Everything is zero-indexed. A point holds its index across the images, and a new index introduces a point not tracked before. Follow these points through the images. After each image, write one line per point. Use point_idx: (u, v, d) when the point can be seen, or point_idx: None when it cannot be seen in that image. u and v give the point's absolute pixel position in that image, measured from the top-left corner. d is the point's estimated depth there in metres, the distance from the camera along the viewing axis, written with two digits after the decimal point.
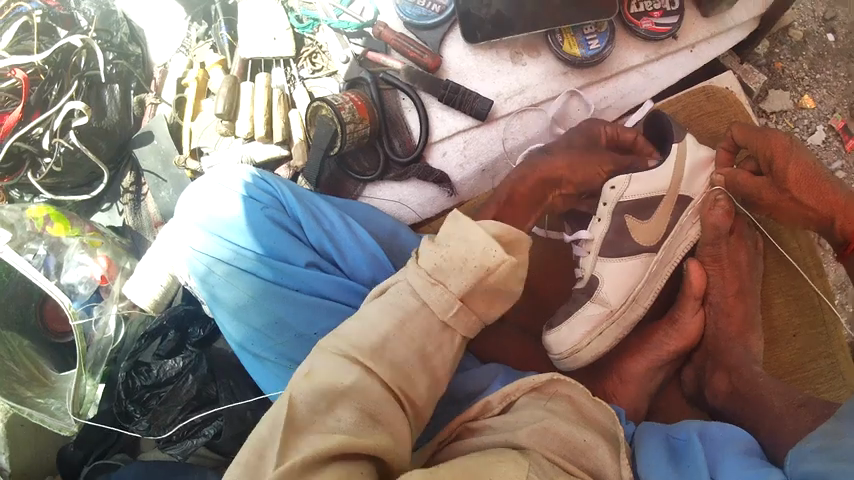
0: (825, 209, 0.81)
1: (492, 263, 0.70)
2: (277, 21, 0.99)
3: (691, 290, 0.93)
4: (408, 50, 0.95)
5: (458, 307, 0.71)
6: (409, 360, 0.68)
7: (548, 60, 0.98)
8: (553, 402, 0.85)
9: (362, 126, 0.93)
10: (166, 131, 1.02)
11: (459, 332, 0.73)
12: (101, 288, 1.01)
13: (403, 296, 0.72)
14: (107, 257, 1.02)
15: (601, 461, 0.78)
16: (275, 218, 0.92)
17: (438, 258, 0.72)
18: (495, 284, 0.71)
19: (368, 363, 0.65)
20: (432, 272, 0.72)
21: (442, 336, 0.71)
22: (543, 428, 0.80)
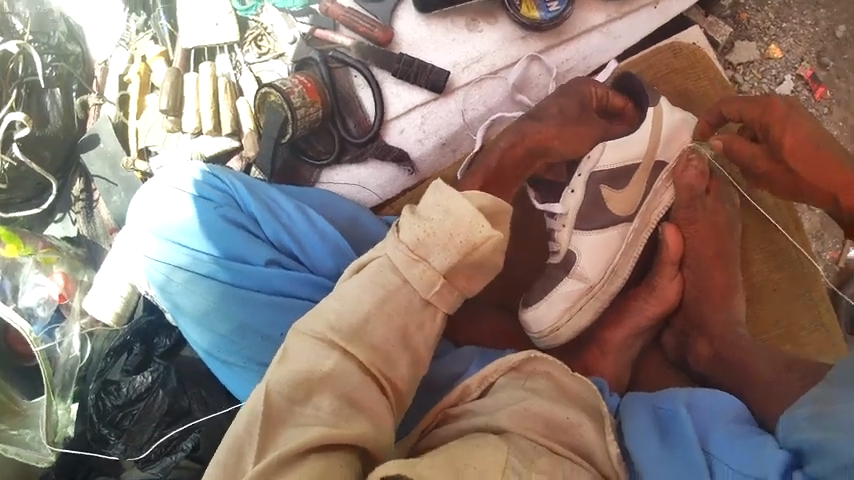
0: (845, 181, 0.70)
1: (479, 238, 0.69)
2: (218, 6, 0.93)
3: (668, 255, 0.90)
4: (357, 25, 0.91)
5: (441, 284, 0.71)
6: (388, 341, 0.69)
7: (505, 26, 0.93)
8: (533, 382, 0.82)
9: (313, 109, 0.89)
10: (112, 133, 0.97)
11: (441, 308, 0.73)
12: (62, 306, 0.96)
13: (385, 274, 0.72)
14: (63, 273, 0.96)
15: (587, 439, 0.76)
16: (229, 216, 0.88)
17: (422, 229, 0.70)
18: (471, 265, 0.72)
19: (349, 345, 0.67)
20: (416, 247, 0.71)
21: (424, 314, 0.72)
22: (525, 410, 0.77)
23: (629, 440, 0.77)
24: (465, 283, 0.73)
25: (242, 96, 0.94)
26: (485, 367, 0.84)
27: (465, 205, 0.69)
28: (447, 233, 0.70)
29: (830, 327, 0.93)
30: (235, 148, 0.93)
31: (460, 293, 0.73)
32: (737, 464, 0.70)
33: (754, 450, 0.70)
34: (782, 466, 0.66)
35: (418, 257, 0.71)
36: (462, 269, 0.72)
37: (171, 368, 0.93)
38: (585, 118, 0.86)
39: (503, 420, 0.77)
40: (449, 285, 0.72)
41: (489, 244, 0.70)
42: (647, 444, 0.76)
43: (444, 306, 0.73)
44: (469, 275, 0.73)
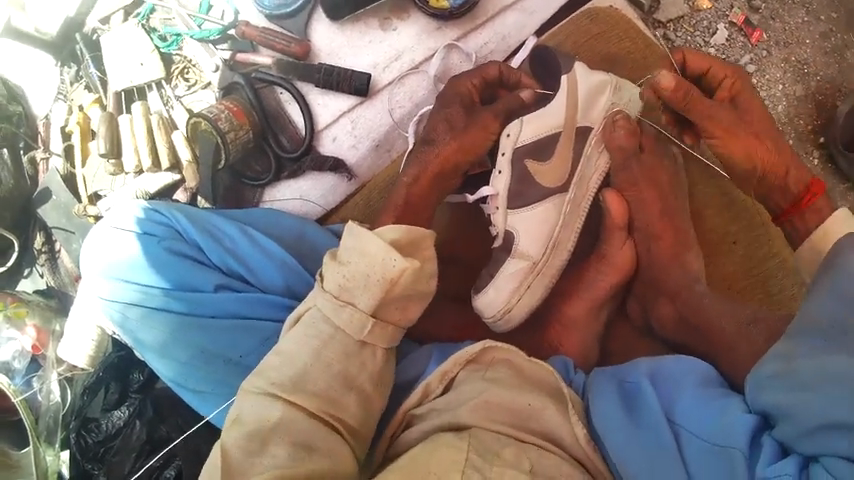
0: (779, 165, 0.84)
1: (394, 273, 0.67)
2: (140, 45, 0.95)
3: (613, 222, 0.88)
4: (274, 43, 0.93)
5: (372, 323, 0.70)
6: (331, 385, 0.67)
7: (419, 19, 0.95)
8: (493, 371, 0.80)
9: (243, 131, 0.91)
10: (63, 183, 0.97)
11: (380, 345, 0.71)
12: (37, 357, 0.93)
13: (317, 323, 0.70)
14: (35, 326, 0.93)
15: (552, 423, 0.74)
16: (174, 247, 0.87)
17: (343, 275, 0.70)
18: (402, 300, 0.71)
19: (292, 395, 0.66)
20: (339, 293, 0.70)
21: (363, 354, 0.70)
22: (486, 402, 0.75)
23: (595, 420, 0.75)
24: (398, 313, 0.71)
25: (176, 129, 0.95)
26: (442, 364, 0.82)
27: (377, 242, 0.68)
28: (363, 275, 0.68)
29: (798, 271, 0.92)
30: (178, 181, 0.95)
31: (400, 323, 0.73)
32: (707, 434, 0.70)
33: (718, 417, 0.70)
34: (750, 431, 0.67)
35: (343, 302, 0.70)
36: (389, 303, 0.70)
37: (148, 400, 0.90)
38: (474, 115, 0.88)
39: (465, 416, 0.75)
40: (383, 318, 0.71)
41: (408, 276, 0.68)
42: (614, 423, 0.74)
43: (382, 341, 0.71)
44: (402, 307, 0.71)
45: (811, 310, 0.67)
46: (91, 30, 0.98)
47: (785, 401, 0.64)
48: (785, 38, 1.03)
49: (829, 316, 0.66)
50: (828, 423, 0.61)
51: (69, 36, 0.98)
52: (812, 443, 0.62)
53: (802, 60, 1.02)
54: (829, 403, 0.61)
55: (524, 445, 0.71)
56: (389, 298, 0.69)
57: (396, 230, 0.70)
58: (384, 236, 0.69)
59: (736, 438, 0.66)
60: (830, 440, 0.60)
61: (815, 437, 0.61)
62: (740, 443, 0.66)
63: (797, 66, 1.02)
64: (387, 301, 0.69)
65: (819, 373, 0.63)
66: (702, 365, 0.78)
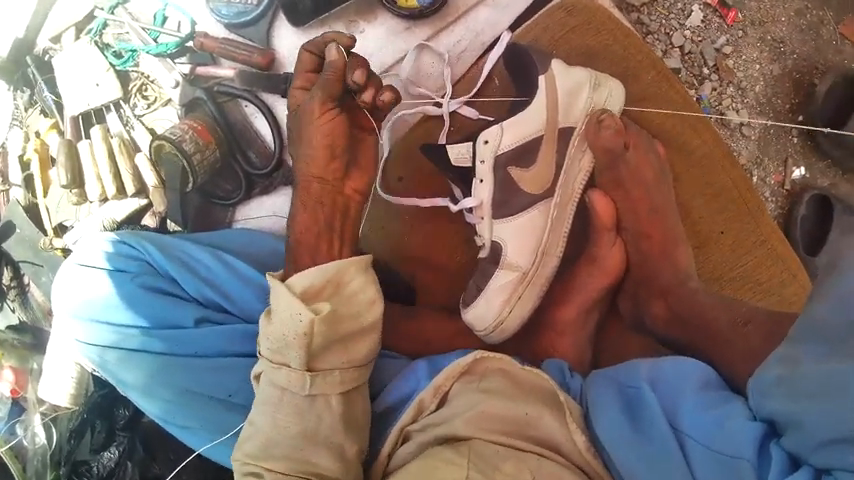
0: None
1: (304, 328, 0.66)
2: (95, 64, 0.89)
3: (602, 222, 0.87)
4: (234, 54, 0.88)
5: (311, 376, 0.68)
6: (295, 444, 0.67)
7: (387, 20, 0.90)
8: (489, 380, 0.80)
9: (210, 151, 0.87)
10: (25, 217, 0.91)
11: (332, 391, 0.69)
12: (18, 400, 0.89)
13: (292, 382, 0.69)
14: (11, 367, 0.90)
15: (549, 429, 0.74)
16: (148, 284, 0.85)
17: (269, 338, 0.69)
18: (342, 341, 0.69)
19: (267, 462, 0.66)
20: (274, 356, 0.69)
21: (317, 406, 0.68)
22: (482, 414, 0.75)
23: (597, 428, 0.75)
24: (343, 355, 0.70)
25: (139, 151, 0.90)
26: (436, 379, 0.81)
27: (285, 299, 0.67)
28: (281, 335, 0.68)
29: (787, 260, 0.91)
30: (145, 205, 0.90)
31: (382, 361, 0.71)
32: (709, 441, 0.70)
33: (721, 420, 0.70)
34: (757, 440, 0.67)
35: (279, 364, 0.69)
36: (321, 353, 0.68)
37: (137, 436, 0.85)
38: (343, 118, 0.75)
39: (460, 427, 0.75)
40: (324, 367, 0.69)
41: (321, 325, 0.67)
42: (616, 427, 0.74)
43: (333, 388, 0.69)
44: (344, 347, 0.70)
45: (810, 311, 0.66)
46: (43, 50, 0.91)
47: (794, 410, 0.64)
48: (760, 17, 1.00)
49: (825, 320, 0.64)
50: (834, 438, 0.60)
51: (20, 59, 0.92)
52: (823, 456, 0.61)
53: (777, 39, 1.00)
54: (828, 418, 0.60)
55: (524, 456, 0.71)
56: (318, 348, 0.68)
57: (306, 278, 0.69)
58: (294, 289, 0.69)
59: (742, 449, 0.67)
60: (839, 454, 0.60)
61: (825, 451, 0.61)
62: (748, 453, 0.66)
63: (773, 45, 1.01)
64: (321, 350, 0.68)
65: (820, 379, 0.62)
66: (700, 366, 0.78)
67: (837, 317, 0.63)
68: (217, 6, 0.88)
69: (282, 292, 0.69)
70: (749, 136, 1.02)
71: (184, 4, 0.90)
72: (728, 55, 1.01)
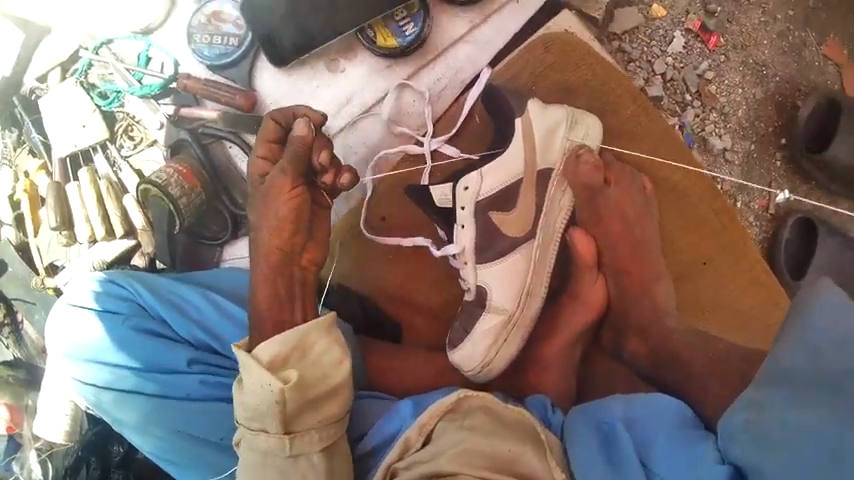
0: None
1: (275, 396, 0.69)
2: (81, 105, 0.91)
3: (584, 261, 0.88)
4: (217, 96, 0.89)
5: (289, 439, 0.70)
6: None
7: (367, 58, 0.91)
8: (471, 417, 0.82)
9: (195, 194, 0.88)
10: (16, 256, 0.92)
11: (313, 450, 0.71)
12: (14, 436, 0.92)
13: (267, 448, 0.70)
14: (7, 405, 0.92)
15: (532, 467, 0.76)
16: (139, 325, 0.86)
17: (244, 409, 0.71)
18: (316, 400, 0.71)
19: None
20: (250, 423, 0.71)
21: (299, 466, 0.70)
22: (467, 450, 0.76)
23: (573, 459, 0.77)
24: (319, 414, 0.71)
25: (126, 193, 0.91)
26: (420, 417, 0.83)
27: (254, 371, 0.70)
28: (255, 405, 0.70)
29: (770, 288, 0.93)
30: (134, 246, 0.91)
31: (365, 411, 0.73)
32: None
33: (696, 459, 0.72)
34: None
35: (257, 430, 0.71)
36: (298, 415, 0.70)
37: None
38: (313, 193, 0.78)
39: (445, 466, 0.76)
40: (300, 428, 0.71)
41: (292, 390, 0.69)
42: (590, 460, 0.76)
43: (315, 447, 0.71)
44: (317, 407, 0.71)
45: (781, 353, 0.65)
46: (30, 90, 0.92)
47: (755, 457, 0.64)
48: (743, 41, 1.00)
49: (797, 366, 0.63)
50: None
51: (8, 99, 0.92)
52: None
53: (760, 62, 1.00)
54: (789, 468, 0.61)
55: None
56: (292, 412, 0.70)
57: (273, 345, 0.72)
58: (261, 358, 0.71)
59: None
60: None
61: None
62: None
63: (755, 69, 1.00)
64: (295, 413, 0.70)
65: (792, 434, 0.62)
66: (675, 403, 0.80)
67: (812, 366, 0.62)
68: (199, 48, 0.89)
69: (251, 363, 0.71)
70: (733, 161, 1.00)
71: (167, 45, 0.91)
72: (710, 80, 1.00)
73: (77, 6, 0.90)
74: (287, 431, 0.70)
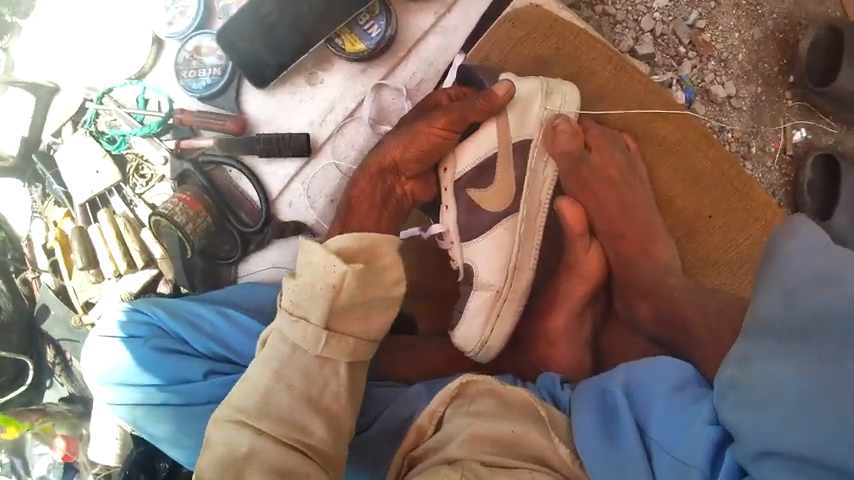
0: None
1: (336, 278, 0.74)
2: (92, 152, 0.98)
3: (572, 230, 0.86)
4: (210, 124, 0.95)
5: (326, 335, 0.75)
6: (296, 409, 0.73)
7: (343, 66, 0.94)
8: (479, 401, 0.83)
9: (201, 218, 0.93)
10: (56, 298, 1.02)
11: (341, 360, 0.76)
12: (71, 463, 1.02)
13: (276, 345, 0.76)
14: (64, 436, 1.01)
15: (538, 446, 0.76)
16: (159, 345, 0.92)
17: (294, 296, 0.76)
18: (360, 308, 0.76)
19: (258, 422, 0.71)
20: (294, 310, 0.77)
21: (324, 373, 0.75)
22: (472, 436, 0.77)
23: (579, 441, 0.74)
24: (362, 325, 0.77)
25: (144, 226, 0.98)
26: (429, 403, 0.83)
27: (318, 254, 0.76)
28: (308, 288, 0.75)
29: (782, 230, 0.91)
30: (156, 274, 0.99)
31: (367, 338, 0.78)
32: (673, 446, 0.68)
33: (688, 423, 0.68)
34: (712, 447, 0.65)
35: (297, 318, 0.76)
36: (341, 314, 0.76)
37: None
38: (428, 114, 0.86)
39: (455, 450, 0.77)
40: (340, 333, 0.76)
41: (351, 280, 0.74)
42: (588, 434, 0.74)
43: (343, 355, 0.76)
44: (360, 318, 0.77)
45: (760, 304, 0.59)
46: (48, 145, 1.01)
47: (742, 419, 0.57)
48: None
49: (776, 314, 0.57)
50: (773, 451, 0.54)
51: (28, 156, 1.01)
52: (760, 470, 0.56)
53: (753, 3, 1.05)
54: (770, 431, 0.55)
55: (515, 471, 0.73)
56: (337, 308, 0.75)
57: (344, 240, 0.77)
58: (330, 248, 0.77)
59: (696, 457, 0.66)
60: (774, 469, 0.55)
61: (762, 463, 0.56)
62: (698, 461, 0.65)
63: (749, 9, 1.06)
64: (338, 313, 0.75)
65: (768, 388, 0.56)
66: (686, 365, 0.74)
67: (791, 310, 0.56)
68: (187, 83, 0.95)
69: (314, 253, 0.77)
70: (738, 106, 1.06)
71: (161, 85, 0.98)
72: (702, 28, 1.05)
73: (79, 61, 0.99)
74: (326, 327, 0.75)
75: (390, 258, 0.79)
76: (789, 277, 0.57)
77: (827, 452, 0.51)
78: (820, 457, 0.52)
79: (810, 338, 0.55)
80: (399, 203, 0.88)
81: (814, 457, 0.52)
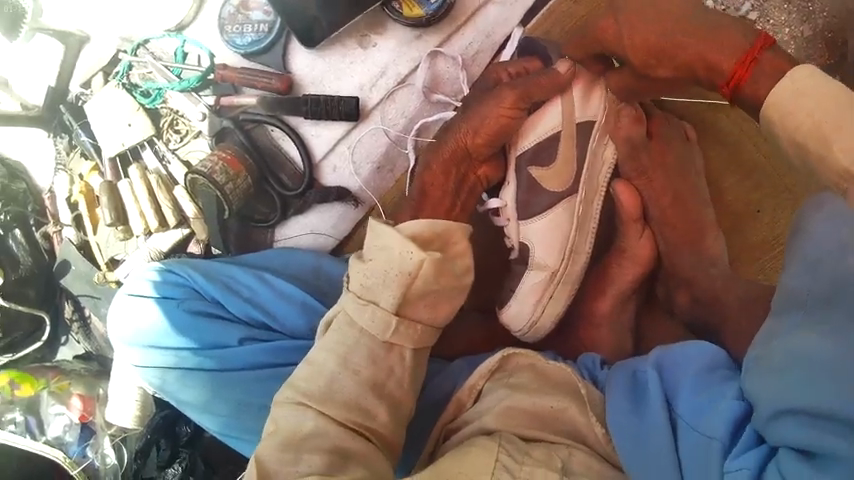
0: (692, 64, 0.73)
1: (413, 265, 0.72)
2: (123, 106, 0.93)
3: (628, 214, 0.85)
4: (255, 82, 0.92)
5: (396, 322, 0.73)
6: (359, 392, 0.71)
7: (397, 32, 0.93)
8: (517, 375, 0.77)
9: (241, 179, 0.89)
10: (79, 255, 0.98)
11: (406, 346, 0.75)
12: (87, 424, 0.95)
13: (342, 328, 0.74)
14: (80, 395, 0.95)
15: (577, 423, 0.70)
16: (195, 308, 0.88)
17: (363, 276, 0.74)
18: (433, 298, 0.75)
19: (323, 405, 0.70)
20: (362, 292, 0.74)
21: (390, 358, 0.74)
22: (508, 409, 0.72)
23: (608, 415, 0.68)
24: (430, 312, 0.75)
25: (176, 185, 0.95)
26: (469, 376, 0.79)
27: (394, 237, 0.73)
28: (383, 270, 0.73)
29: None
30: (188, 234, 0.96)
31: (433, 325, 0.77)
32: (699, 424, 0.62)
33: (714, 401, 0.63)
34: (731, 425, 0.60)
35: (367, 301, 0.74)
36: (414, 301, 0.74)
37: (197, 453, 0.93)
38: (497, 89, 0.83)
39: (489, 421, 0.72)
40: (409, 318, 0.74)
41: (428, 267, 0.72)
42: (618, 412, 0.68)
43: (409, 342, 0.75)
44: (432, 305, 0.75)
45: (788, 282, 0.59)
46: (76, 96, 0.96)
47: (765, 389, 0.55)
48: None
49: (803, 288, 0.57)
50: (792, 409, 0.53)
51: (54, 106, 0.97)
52: (776, 432, 0.54)
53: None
54: (794, 389, 0.53)
55: (553, 446, 0.68)
56: (412, 293, 0.73)
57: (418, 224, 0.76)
58: (405, 231, 0.75)
59: (717, 430, 0.60)
60: (793, 430, 0.53)
61: (775, 425, 0.54)
62: (720, 435, 0.60)
63: (800, 5, 0.90)
64: (414, 297, 0.74)
65: (789, 359, 0.54)
66: (710, 347, 0.68)
67: (816, 280, 0.56)
68: (232, 38, 0.94)
69: (390, 234, 0.74)
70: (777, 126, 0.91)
71: (201, 38, 0.95)
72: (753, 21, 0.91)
73: (113, 9, 0.96)
74: (396, 313, 0.73)
75: (462, 246, 0.78)
76: (810, 247, 0.59)
77: (848, 405, 0.49)
78: (836, 410, 0.50)
79: (840, 301, 0.54)
80: (471, 190, 0.88)
81: (832, 412, 0.50)
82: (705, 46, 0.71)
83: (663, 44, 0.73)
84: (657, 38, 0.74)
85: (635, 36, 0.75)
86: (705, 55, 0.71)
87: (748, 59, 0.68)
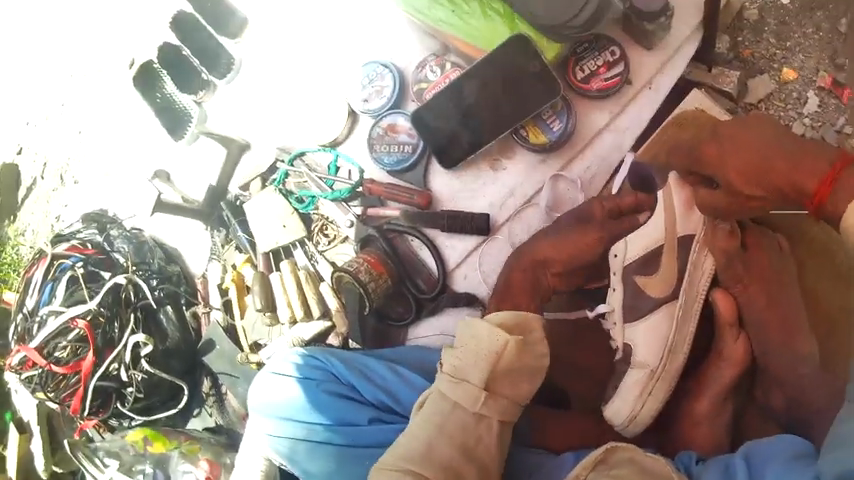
0: (780, 185, 0.77)
1: (499, 346, 0.82)
2: (279, 208, 1.10)
3: (723, 319, 0.90)
4: (397, 195, 1.07)
5: (485, 396, 0.82)
6: (453, 455, 0.78)
7: (525, 157, 1.08)
8: (618, 467, 0.78)
9: (383, 280, 1.03)
10: (223, 335, 1.11)
11: (494, 417, 0.82)
12: None
13: (437, 401, 0.84)
14: (207, 459, 1.05)
15: None
16: (331, 389, 0.98)
17: (457, 358, 0.85)
18: (511, 372, 0.84)
19: (421, 466, 0.77)
20: (454, 372, 0.84)
21: (479, 427, 0.81)
22: None
23: None
24: (514, 389, 0.84)
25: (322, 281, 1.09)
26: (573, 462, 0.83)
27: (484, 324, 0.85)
28: (477, 352, 0.83)
29: None
30: (329, 326, 1.07)
31: (518, 400, 0.85)
32: None
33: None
34: None
35: (458, 381, 0.83)
36: (500, 378, 0.83)
37: None
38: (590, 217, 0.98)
39: None
40: (496, 394, 0.83)
41: (512, 349, 0.83)
42: None
43: (495, 413, 0.83)
44: (512, 382, 0.84)
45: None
46: (235, 196, 1.14)
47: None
48: None
49: None
50: None
51: (215, 202, 1.14)
52: None
53: None
54: None
55: None
56: (499, 372, 0.83)
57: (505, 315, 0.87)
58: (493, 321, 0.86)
59: None
60: None
61: None
62: None
63: None
64: (500, 375, 0.83)
65: None
66: (793, 440, 0.75)
67: None
68: (381, 157, 1.10)
69: (481, 324, 0.85)
70: None
71: (352, 154, 1.13)
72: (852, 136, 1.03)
73: (275, 125, 1.16)
74: (485, 389, 0.82)
75: (538, 334, 0.87)
76: None
77: None
78: None
79: None
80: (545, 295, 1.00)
81: None
82: (791, 166, 0.76)
83: (756, 165, 0.79)
84: (753, 159, 0.79)
85: (733, 159, 0.81)
86: (791, 172, 0.76)
87: (829, 178, 0.73)
